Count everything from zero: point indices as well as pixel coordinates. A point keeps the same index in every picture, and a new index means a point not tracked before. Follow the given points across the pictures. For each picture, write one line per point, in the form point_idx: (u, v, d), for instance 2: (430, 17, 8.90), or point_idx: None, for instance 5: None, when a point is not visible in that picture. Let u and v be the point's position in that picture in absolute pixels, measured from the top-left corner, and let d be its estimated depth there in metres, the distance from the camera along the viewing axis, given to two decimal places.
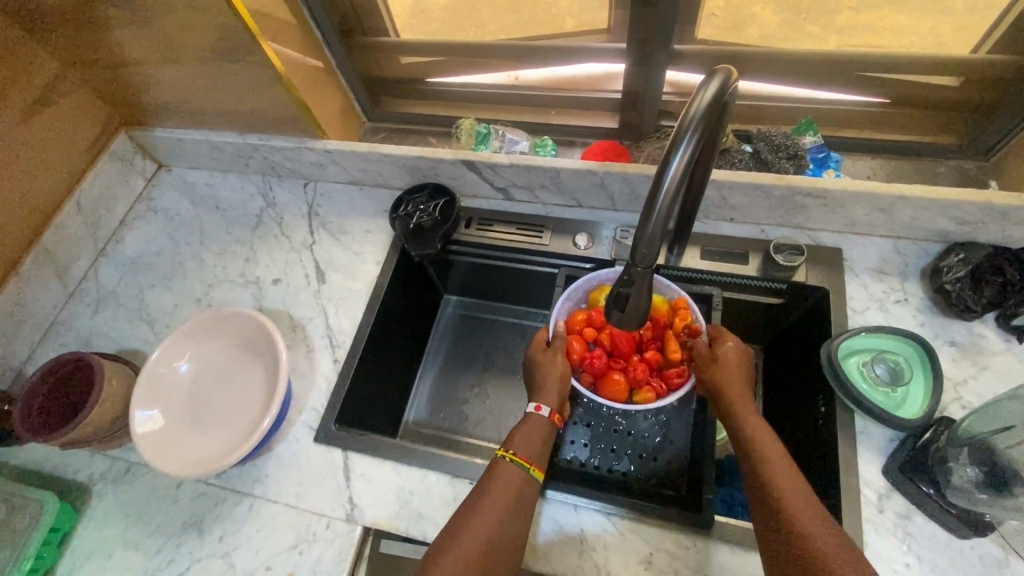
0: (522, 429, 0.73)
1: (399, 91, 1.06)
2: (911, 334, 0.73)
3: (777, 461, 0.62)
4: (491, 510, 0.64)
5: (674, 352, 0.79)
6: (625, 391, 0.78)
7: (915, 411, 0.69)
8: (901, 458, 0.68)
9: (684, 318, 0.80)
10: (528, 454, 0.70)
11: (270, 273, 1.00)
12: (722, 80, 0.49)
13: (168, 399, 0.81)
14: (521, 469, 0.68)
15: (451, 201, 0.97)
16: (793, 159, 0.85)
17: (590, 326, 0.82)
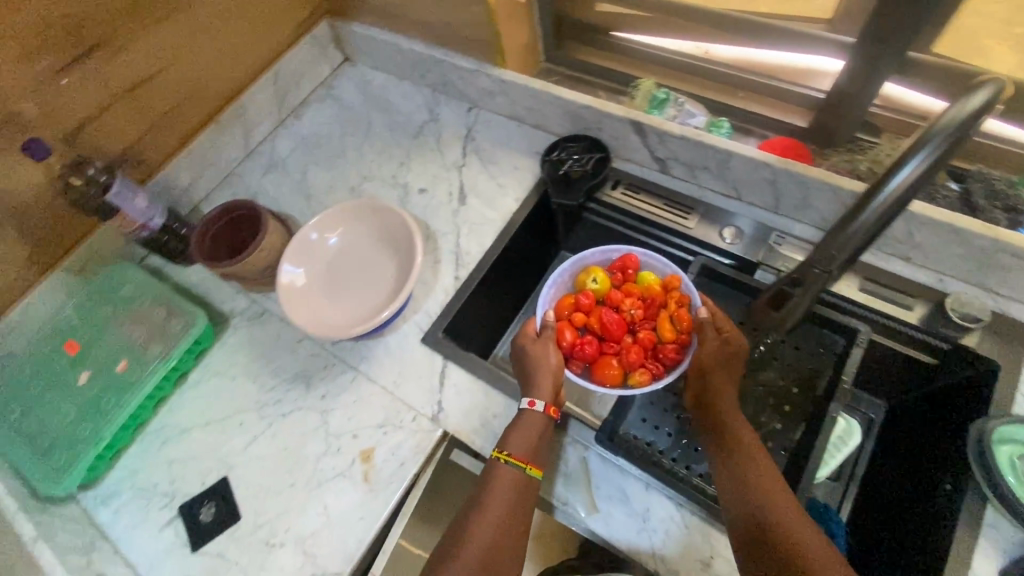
0: (519, 427, 0.73)
1: (584, 37, 1.04)
2: None
3: (759, 465, 0.64)
4: (488, 518, 0.66)
5: (666, 330, 0.81)
6: (619, 372, 0.80)
7: None
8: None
9: (674, 296, 0.83)
10: (525, 454, 0.71)
11: (418, 182, 1.05)
12: (988, 93, 0.49)
13: (312, 264, 0.91)
14: (517, 470, 0.69)
15: (606, 158, 0.95)
16: (1010, 212, 0.74)
17: (579, 312, 0.86)
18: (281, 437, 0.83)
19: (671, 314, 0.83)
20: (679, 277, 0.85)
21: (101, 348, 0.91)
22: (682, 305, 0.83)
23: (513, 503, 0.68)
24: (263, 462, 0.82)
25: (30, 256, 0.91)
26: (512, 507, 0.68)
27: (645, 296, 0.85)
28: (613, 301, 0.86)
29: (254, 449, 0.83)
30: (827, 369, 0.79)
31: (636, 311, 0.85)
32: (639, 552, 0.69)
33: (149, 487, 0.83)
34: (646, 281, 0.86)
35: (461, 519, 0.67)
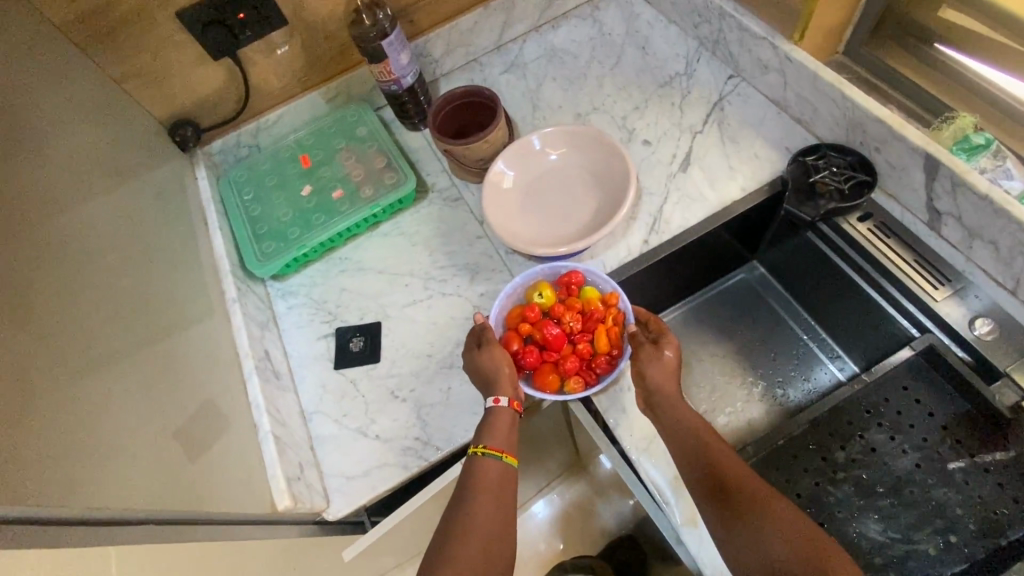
0: (490, 424, 0.72)
1: (902, 39, 0.87)
2: None
3: (779, 521, 0.59)
4: (479, 515, 0.66)
5: (604, 343, 0.76)
6: (556, 380, 0.76)
7: None
8: None
9: (611, 310, 0.78)
10: (501, 443, 0.71)
11: (646, 133, 1.00)
12: None
13: (524, 171, 0.92)
14: (496, 462, 0.70)
15: (867, 184, 0.83)
16: None
17: (524, 322, 0.80)
18: (434, 311, 0.90)
19: (609, 328, 0.78)
20: (619, 295, 0.79)
21: (326, 171, 1.03)
22: (620, 320, 0.78)
23: (501, 496, 0.69)
24: (413, 324, 0.89)
25: (303, 71, 1.04)
26: (501, 494, 0.69)
27: (586, 309, 0.79)
28: (555, 315, 0.79)
29: (409, 311, 0.91)
30: (1022, 524, 0.65)
31: (578, 321, 0.78)
32: None
33: (321, 301, 0.95)
34: (590, 296, 0.79)
35: (450, 518, 0.67)
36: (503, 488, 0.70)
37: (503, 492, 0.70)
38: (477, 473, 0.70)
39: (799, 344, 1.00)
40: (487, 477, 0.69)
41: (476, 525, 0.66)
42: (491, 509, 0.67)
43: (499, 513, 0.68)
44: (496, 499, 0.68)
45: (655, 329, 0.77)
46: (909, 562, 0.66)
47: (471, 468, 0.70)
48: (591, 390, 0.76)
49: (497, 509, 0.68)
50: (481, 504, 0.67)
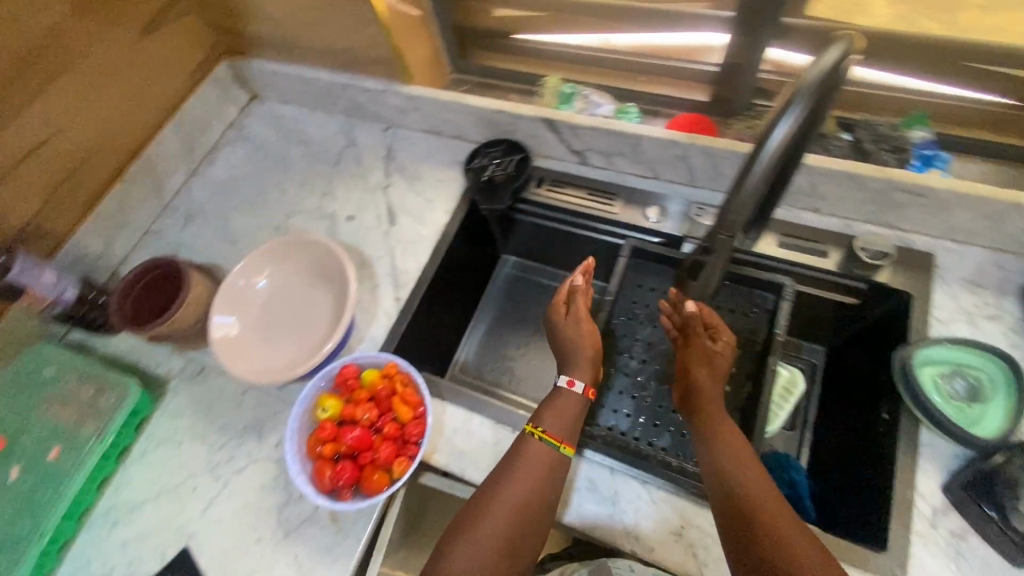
0: (555, 404, 0.75)
1: (488, 42, 1.06)
2: (1001, 354, 0.68)
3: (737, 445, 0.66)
4: (512, 491, 0.67)
5: (404, 411, 0.75)
6: (383, 474, 0.72)
7: (990, 431, 0.65)
8: (966, 478, 0.64)
9: (394, 378, 0.77)
10: (560, 431, 0.72)
11: (345, 210, 1.04)
12: (845, 47, 0.48)
13: (245, 310, 0.88)
14: (551, 447, 0.71)
15: (525, 158, 0.98)
16: (896, 152, 0.79)
17: (326, 444, 0.75)
18: (238, 493, 0.80)
19: (401, 394, 0.76)
20: (396, 362, 0.79)
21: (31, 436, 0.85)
22: (407, 382, 0.77)
23: (536, 493, 0.67)
24: (224, 522, 0.78)
25: None
26: (542, 480, 0.68)
27: (374, 393, 0.77)
28: (350, 417, 0.76)
29: (213, 512, 0.79)
30: (761, 324, 0.83)
31: (371, 409, 0.76)
32: (614, 537, 0.70)
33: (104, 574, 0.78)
34: (371, 379, 0.78)
35: (482, 492, 0.68)
36: (547, 477, 0.69)
37: (539, 492, 0.67)
38: (525, 460, 0.69)
39: None
40: (528, 468, 0.68)
41: (493, 522, 0.65)
42: (517, 509, 0.66)
43: (527, 513, 0.66)
44: (529, 495, 0.67)
45: (716, 323, 0.76)
46: None
47: (525, 443, 0.71)
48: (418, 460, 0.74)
49: (521, 506, 0.66)
50: (510, 498, 0.66)
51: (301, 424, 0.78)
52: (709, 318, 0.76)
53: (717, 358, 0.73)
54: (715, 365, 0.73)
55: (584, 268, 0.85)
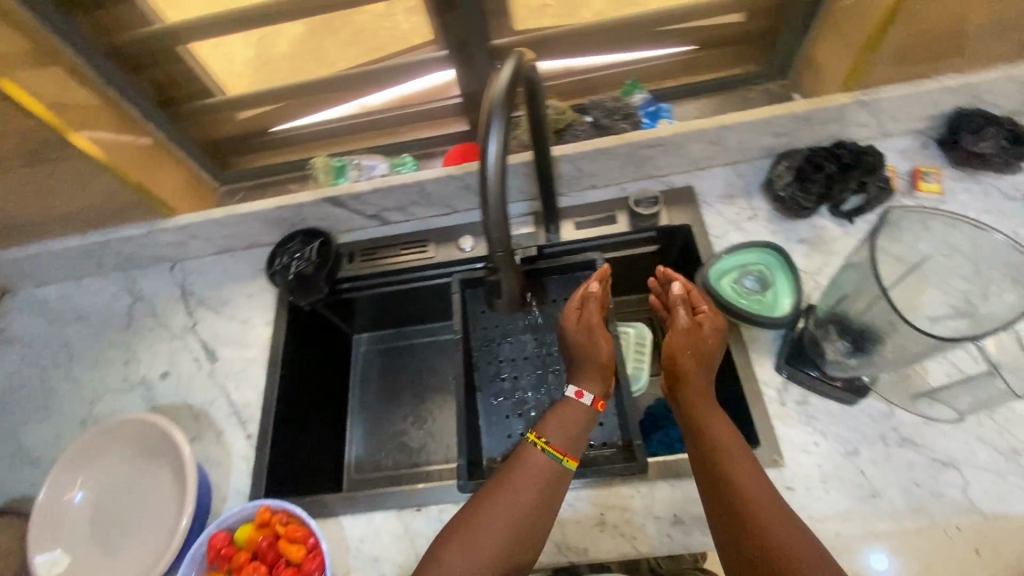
0: (558, 414, 0.71)
1: (248, 146, 1.04)
2: (767, 243, 0.80)
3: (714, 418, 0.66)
4: (510, 500, 0.63)
5: (292, 551, 0.68)
6: None
7: (784, 308, 0.77)
8: (785, 353, 0.75)
9: (271, 522, 0.70)
10: (563, 443, 0.68)
11: (156, 369, 0.93)
12: (514, 64, 0.54)
13: (70, 533, 0.76)
14: (552, 459, 0.67)
15: (326, 240, 0.95)
16: (627, 117, 0.91)
17: None
18: None
19: (283, 534, 0.69)
20: (266, 504, 0.72)
21: None
22: (286, 519, 0.71)
23: (539, 502, 0.64)
24: None
25: None
26: (540, 497, 0.64)
27: (255, 549, 0.69)
28: None
29: None
30: None
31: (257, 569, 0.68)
32: (550, 558, 0.69)
33: None
34: (245, 535, 0.70)
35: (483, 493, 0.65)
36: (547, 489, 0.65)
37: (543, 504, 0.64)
38: (526, 471, 0.66)
39: (439, 346, 1.10)
40: (528, 476, 0.65)
41: (496, 539, 0.61)
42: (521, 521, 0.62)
43: (534, 524, 0.63)
44: (532, 504, 0.63)
45: (705, 305, 0.74)
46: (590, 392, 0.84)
47: (526, 454, 0.67)
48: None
49: (520, 517, 0.62)
50: (514, 508, 0.63)
51: None
52: (700, 299, 0.75)
53: (706, 349, 0.71)
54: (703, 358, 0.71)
55: (600, 268, 0.78)
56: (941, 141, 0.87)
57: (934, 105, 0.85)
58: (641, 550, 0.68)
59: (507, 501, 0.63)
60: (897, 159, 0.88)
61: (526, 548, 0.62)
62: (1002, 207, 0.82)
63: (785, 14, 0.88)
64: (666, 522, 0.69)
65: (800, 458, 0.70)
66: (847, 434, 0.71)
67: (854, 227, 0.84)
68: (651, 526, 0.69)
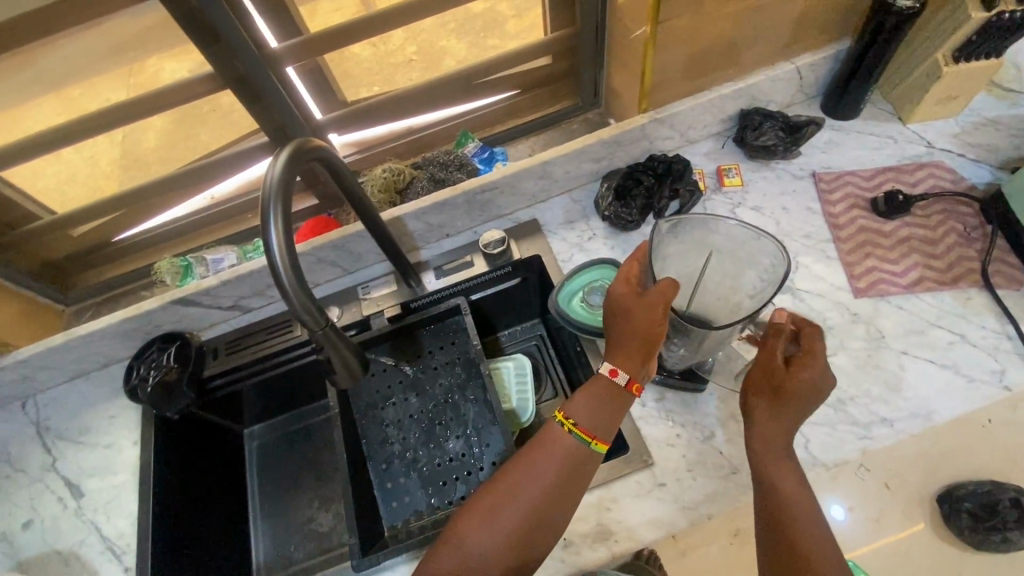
0: (588, 389, 0.69)
1: (90, 261, 1.01)
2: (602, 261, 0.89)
3: (787, 464, 0.64)
4: (543, 469, 0.65)
5: None
6: None
7: None
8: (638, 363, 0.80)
9: None
10: (591, 426, 0.66)
11: (14, 519, 0.85)
12: (289, 152, 0.56)
13: None
14: (580, 441, 0.66)
15: (185, 340, 0.93)
16: (462, 167, 0.97)
17: None
18: None
19: None
20: None
21: None
22: None
23: (569, 470, 0.65)
24: None
25: None
26: (568, 470, 0.65)
27: None
28: None
29: None
30: (467, 344, 0.91)
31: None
32: None
33: None
34: None
35: (526, 452, 0.67)
36: (571, 466, 0.66)
37: (566, 478, 0.64)
38: (553, 448, 0.66)
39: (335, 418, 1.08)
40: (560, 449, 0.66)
41: (516, 514, 0.63)
42: (541, 497, 0.63)
43: (557, 495, 0.64)
44: (556, 479, 0.64)
45: (808, 348, 0.66)
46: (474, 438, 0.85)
47: (551, 430, 0.67)
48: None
49: (552, 486, 0.64)
50: (538, 482, 0.64)
51: None
52: (808, 342, 0.66)
53: (785, 390, 0.64)
54: (778, 398, 0.65)
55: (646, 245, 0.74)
56: (736, 140, 0.98)
57: (722, 110, 0.96)
58: None
59: (531, 478, 0.64)
60: (704, 162, 0.98)
61: (547, 522, 0.63)
62: (794, 188, 0.94)
63: (580, 53, 0.97)
64: (557, 548, 0.71)
65: (664, 454, 0.74)
66: (703, 421, 0.76)
67: None
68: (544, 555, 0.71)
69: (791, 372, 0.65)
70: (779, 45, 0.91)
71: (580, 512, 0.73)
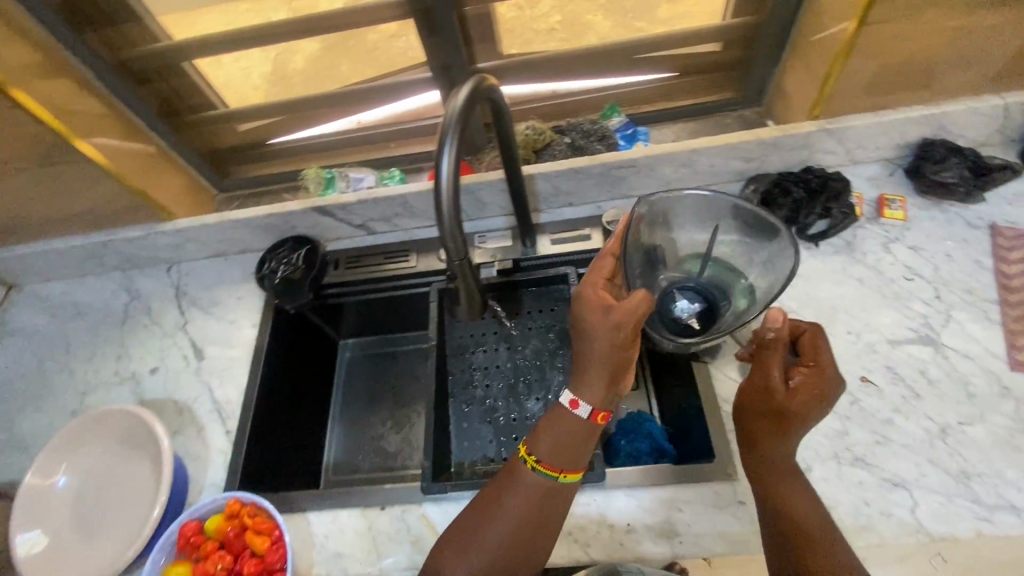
0: (551, 424, 0.67)
1: (244, 157, 1.10)
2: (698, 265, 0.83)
3: (794, 486, 0.64)
4: (509, 508, 0.66)
5: (259, 545, 0.70)
6: None
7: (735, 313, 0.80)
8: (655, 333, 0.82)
9: (241, 517, 0.73)
10: (557, 461, 0.66)
11: (147, 364, 0.97)
12: (473, 85, 0.58)
13: (52, 516, 0.78)
14: (546, 476, 0.66)
15: (314, 247, 1.00)
16: (603, 139, 0.95)
17: None
18: None
19: (251, 529, 0.72)
20: (237, 497, 0.74)
21: None
22: (256, 514, 0.73)
23: (540, 506, 0.66)
24: None
25: None
26: (532, 507, 0.66)
27: (223, 540, 0.72)
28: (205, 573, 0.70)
29: None
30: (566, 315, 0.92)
31: (223, 558, 0.71)
32: None
33: None
34: (215, 527, 0.72)
35: (491, 492, 0.68)
36: (541, 501, 0.66)
37: (536, 511, 0.66)
38: (515, 488, 0.67)
39: (421, 353, 1.13)
40: (522, 491, 0.66)
41: (491, 545, 0.64)
42: (516, 530, 0.65)
43: (531, 528, 0.65)
44: (528, 511, 0.66)
45: (814, 360, 0.65)
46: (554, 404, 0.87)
47: (517, 469, 0.68)
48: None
49: (518, 526, 0.65)
50: (506, 518, 0.65)
51: None
52: (812, 354, 0.66)
53: (788, 412, 0.63)
54: (782, 419, 0.64)
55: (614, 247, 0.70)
56: (907, 170, 0.89)
57: (901, 135, 0.87)
58: (593, 557, 0.70)
59: (502, 512, 0.66)
60: (864, 186, 0.90)
61: (526, 547, 0.65)
62: (965, 236, 0.84)
63: (757, 46, 0.92)
64: (619, 531, 0.71)
65: None
66: (802, 452, 0.72)
67: (820, 250, 0.86)
68: (605, 534, 0.71)
69: (794, 388, 0.64)
70: (992, 74, 0.80)
71: (650, 504, 0.72)
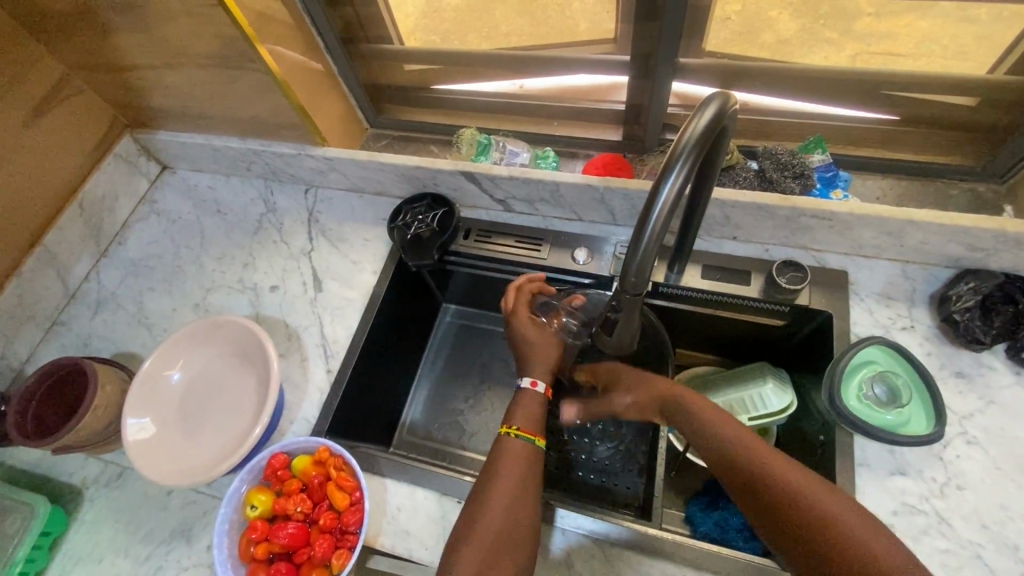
0: (519, 402, 0.73)
1: (402, 97, 1.07)
2: (845, 357, 0.71)
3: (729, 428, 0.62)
4: (507, 477, 0.65)
5: (338, 500, 0.70)
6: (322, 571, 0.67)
7: (909, 423, 0.68)
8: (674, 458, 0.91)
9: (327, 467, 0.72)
10: (533, 427, 0.71)
11: (268, 280, 0.99)
12: (720, 104, 0.48)
13: (160, 406, 0.82)
14: (527, 443, 0.69)
15: (450, 211, 0.95)
16: (799, 178, 0.83)
17: (262, 541, 0.70)
18: None
19: (335, 482, 0.72)
20: (329, 446, 0.73)
21: None
22: (344, 468, 0.73)
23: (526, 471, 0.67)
24: None
25: None
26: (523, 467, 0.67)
27: (307, 484, 0.72)
28: (282, 512, 0.72)
29: None
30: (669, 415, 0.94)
31: (303, 501, 0.72)
32: None
33: None
34: (302, 469, 0.73)
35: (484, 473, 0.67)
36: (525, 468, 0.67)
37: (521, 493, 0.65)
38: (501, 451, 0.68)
39: None
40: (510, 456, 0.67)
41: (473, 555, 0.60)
42: (503, 524, 0.62)
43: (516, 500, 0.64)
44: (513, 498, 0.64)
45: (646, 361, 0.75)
46: (635, 481, 0.90)
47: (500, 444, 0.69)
48: (359, 549, 0.69)
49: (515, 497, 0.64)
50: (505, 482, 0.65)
51: (234, 529, 0.72)
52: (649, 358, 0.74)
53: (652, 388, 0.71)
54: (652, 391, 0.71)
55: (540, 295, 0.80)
56: None
57: None
58: None
59: (486, 518, 0.62)
60: None
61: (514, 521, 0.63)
62: None
63: None
64: None
65: None
66: None
67: None
68: None
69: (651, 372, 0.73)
70: None
71: None
